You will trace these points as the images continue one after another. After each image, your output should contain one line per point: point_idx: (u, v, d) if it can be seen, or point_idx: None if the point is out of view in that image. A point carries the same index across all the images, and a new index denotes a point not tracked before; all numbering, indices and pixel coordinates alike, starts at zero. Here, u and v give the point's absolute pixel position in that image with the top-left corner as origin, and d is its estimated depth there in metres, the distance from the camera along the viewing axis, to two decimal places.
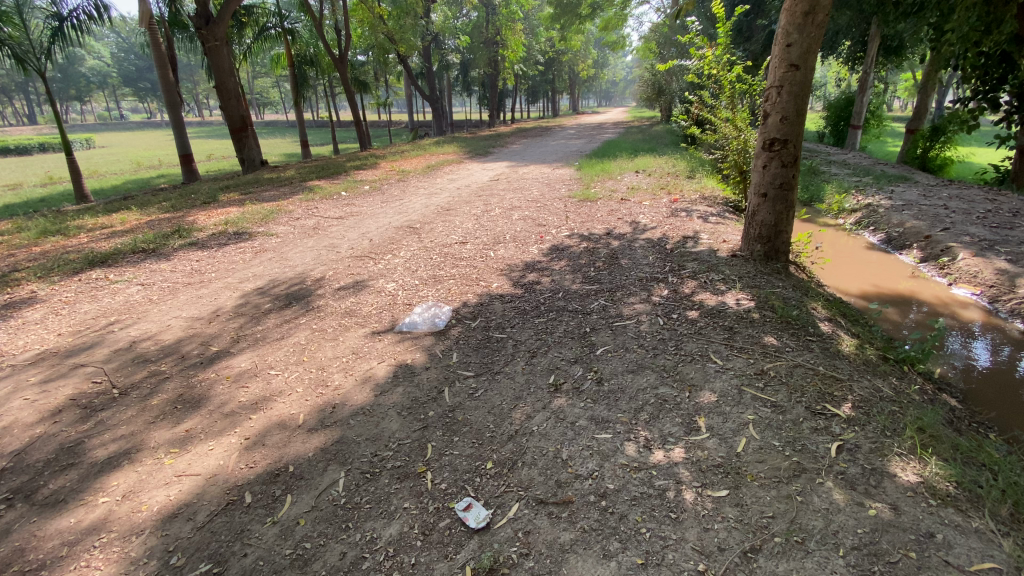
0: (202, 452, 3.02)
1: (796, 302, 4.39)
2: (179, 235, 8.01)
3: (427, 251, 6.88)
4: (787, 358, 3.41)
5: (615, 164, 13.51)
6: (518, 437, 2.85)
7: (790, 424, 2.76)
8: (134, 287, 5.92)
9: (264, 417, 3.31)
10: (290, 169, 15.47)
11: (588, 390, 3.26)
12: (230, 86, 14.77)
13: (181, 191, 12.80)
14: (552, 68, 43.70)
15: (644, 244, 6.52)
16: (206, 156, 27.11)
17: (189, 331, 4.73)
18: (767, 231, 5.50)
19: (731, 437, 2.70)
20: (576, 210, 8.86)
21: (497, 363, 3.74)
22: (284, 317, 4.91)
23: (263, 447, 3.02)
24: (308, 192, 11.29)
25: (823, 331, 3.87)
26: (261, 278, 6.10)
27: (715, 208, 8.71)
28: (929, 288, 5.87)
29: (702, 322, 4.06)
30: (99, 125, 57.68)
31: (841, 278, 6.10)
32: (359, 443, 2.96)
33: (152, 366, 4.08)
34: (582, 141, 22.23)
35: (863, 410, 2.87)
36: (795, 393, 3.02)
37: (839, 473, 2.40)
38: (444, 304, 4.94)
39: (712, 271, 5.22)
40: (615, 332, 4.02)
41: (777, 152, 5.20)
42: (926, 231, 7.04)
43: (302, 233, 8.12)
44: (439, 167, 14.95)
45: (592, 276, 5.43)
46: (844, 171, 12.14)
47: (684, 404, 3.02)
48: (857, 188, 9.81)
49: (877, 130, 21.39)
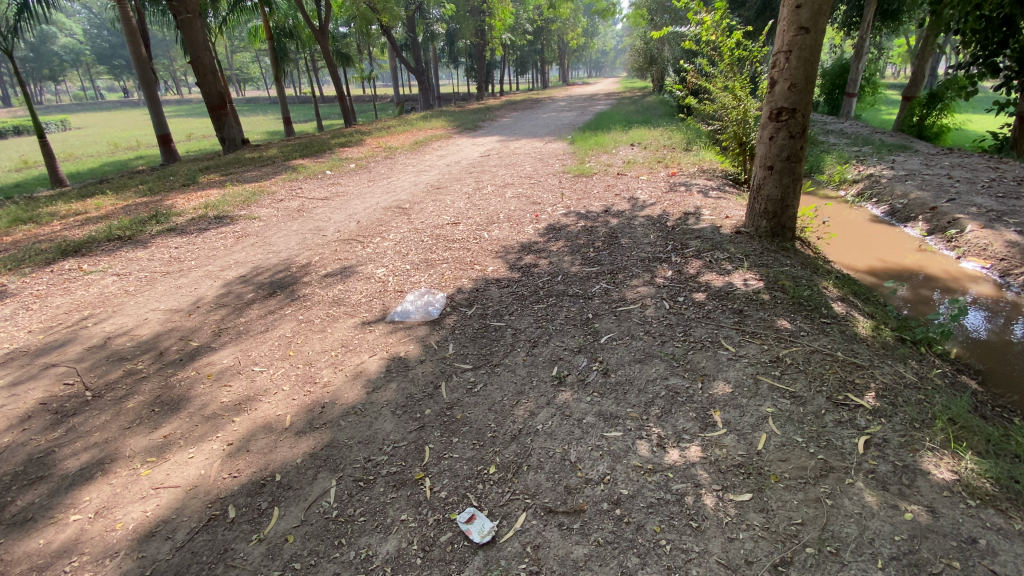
0: (181, 461, 2.81)
1: (806, 281, 4.20)
2: (157, 220, 7.63)
3: (418, 233, 6.60)
4: (802, 343, 3.24)
5: (609, 137, 13.12)
6: (522, 437, 2.66)
7: (812, 417, 2.59)
8: (109, 278, 5.61)
9: (248, 420, 3.10)
10: (274, 147, 14.92)
11: (594, 382, 3.07)
12: (207, 61, 14.04)
13: (160, 173, 12.28)
14: (541, 38, 42.50)
15: (644, 221, 6.28)
16: (186, 135, 26.20)
17: (168, 325, 4.46)
18: (773, 206, 5.27)
19: (750, 433, 2.53)
20: (572, 187, 8.55)
21: (495, 354, 3.53)
22: (268, 308, 4.64)
23: (248, 454, 2.81)
24: (291, 172, 10.85)
25: (837, 313, 3.69)
26: (244, 266, 5.81)
27: (715, 181, 8.45)
28: (937, 262, 5.70)
29: (710, 306, 3.86)
30: (72, 105, 55.62)
31: (847, 253, 5.92)
32: (351, 447, 2.76)
33: (128, 365, 3.83)
34: (573, 114, 21.68)
35: (888, 399, 2.70)
36: (815, 382, 2.85)
37: (869, 472, 2.25)
38: (437, 290, 4.69)
39: (717, 249, 5.00)
40: (619, 318, 3.82)
41: (785, 123, 4.94)
42: (932, 202, 6.85)
43: (286, 216, 7.77)
44: (427, 143, 14.48)
45: (591, 257, 5.19)
46: (842, 141, 11.88)
47: (698, 397, 2.83)
48: (858, 158, 9.58)
49: (872, 98, 21.05)
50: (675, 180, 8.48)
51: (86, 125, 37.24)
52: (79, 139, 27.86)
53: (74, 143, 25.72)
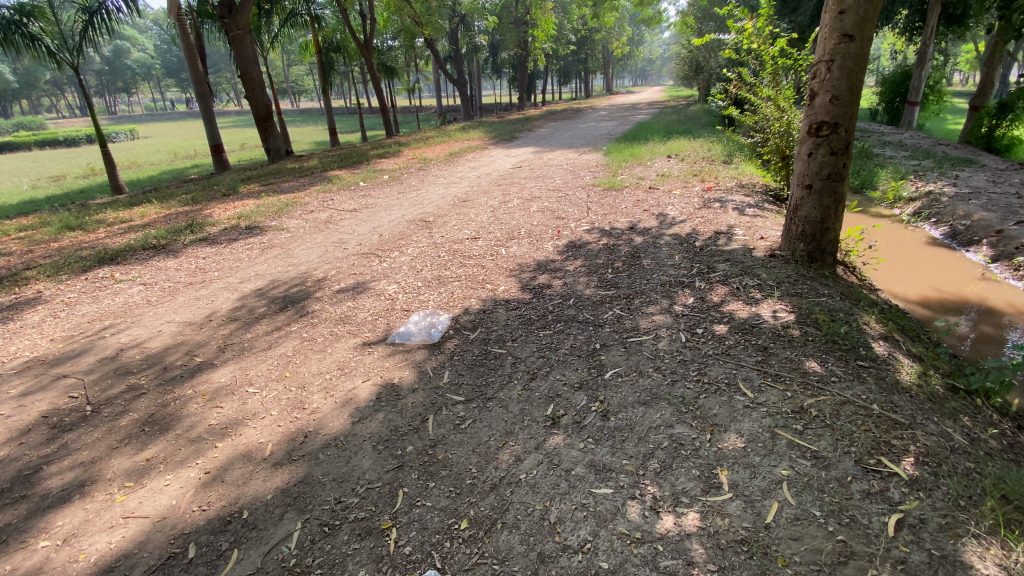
0: (156, 488, 2.75)
1: (844, 315, 3.76)
2: (191, 230, 7.87)
3: (436, 247, 6.49)
4: (832, 391, 2.85)
5: (646, 149, 12.70)
6: (501, 488, 2.43)
7: (835, 486, 2.23)
8: (135, 287, 5.78)
9: (229, 446, 3.01)
10: (314, 158, 15.35)
11: (590, 425, 2.80)
12: (255, 76, 14.59)
13: (206, 182, 12.83)
14: (585, 48, 42.23)
15: (670, 241, 5.91)
16: (239, 145, 27.52)
17: (178, 338, 4.50)
18: (811, 228, 4.81)
19: (759, 501, 2.20)
20: (600, 201, 8.25)
21: (490, 386, 3.30)
22: (275, 324, 4.61)
23: (221, 485, 2.71)
24: (326, 183, 11.06)
25: (877, 355, 3.26)
26: (262, 278, 5.85)
27: (753, 197, 7.93)
28: (1002, 292, 5.06)
29: (732, 341, 3.50)
30: (144, 116, 59.85)
31: (895, 280, 5.37)
32: (324, 485, 2.61)
33: (131, 380, 3.86)
34: (613, 124, 21.27)
35: (931, 468, 2.30)
36: (843, 441, 2.48)
37: (898, 563, 1.89)
38: (443, 311, 4.53)
39: (746, 275, 4.60)
40: (629, 351, 3.52)
41: (826, 138, 4.51)
42: (1000, 224, 6.15)
43: (312, 228, 7.87)
44: (462, 154, 14.50)
45: (608, 279, 4.90)
46: (900, 154, 11.01)
47: (704, 451, 2.52)
48: (916, 173, 8.81)
49: (936, 108, 19.58)
50: (710, 195, 8.02)
51: (152, 135, 39.83)
52: (145, 147, 29.88)
53: (140, 152, 27.51)
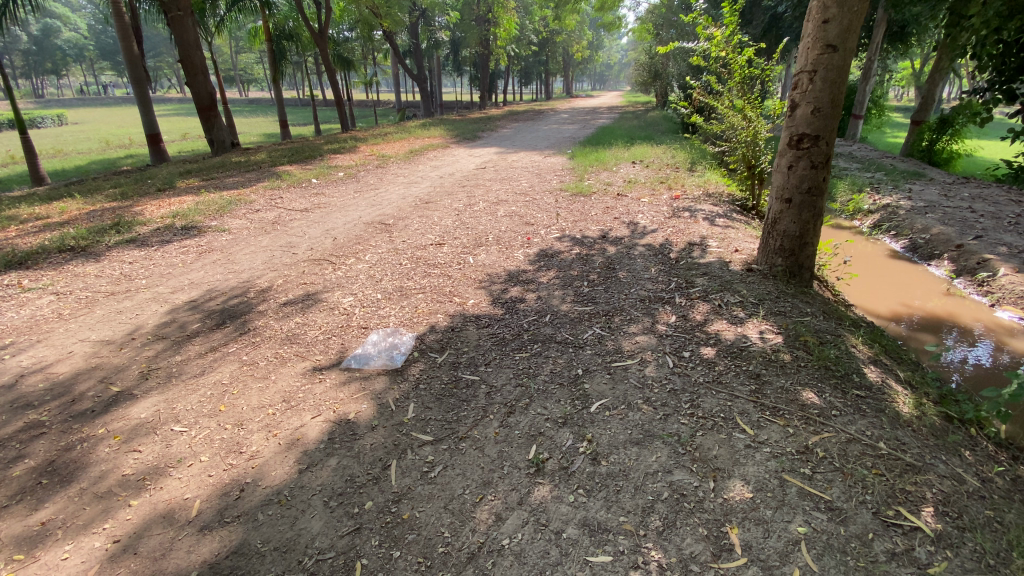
0: (49, 564, 2.18)
1: (832, 338, 3.60)
2: (118, 229, 7.01)
3: (397, 254, 6.00)
4: (835, 427, 2.66)
5: (611, 154, 12.56)
6: (481, 559, 2.09)
7: (857, 547, 2.01)
8: (46, 297, 5.00)
9: (148, 504, 2.48)
10: (263, 151, 14.36)
11: (579, 472, 2.48)
12: (198, 61, 13.48)
13: (139, 175, 11.70)
14: (546, 49, 42.22)
15: (645, 252, 5.70)
16: (181, 135, 25.66)
17: (92, 362, 3.83)
18: (790, 243, 4.69)
19: (778, 567, 1.95)
20: (568, 207, 7.99)
21: (462, 423, 2.93)
22: (210, 343, 4.02)
23: (135, 557, 2.19)
24: (274, 179, 10.27)
25: (872, 382, 3.10)
26: (199, 287, 5.21)
27: (721, 207, 7.88)
28: (967, 310, 5.14)
29: (721, 367, 3.27)
30: (74, 100, 55.25)
31: (866, 295, 5.41)
32: (266, 557, 2.16)
33: (29, 415, 3.20)
34: (576, 126, 21.19)
35: (952, 520, 2.12)
36: (856, 489, 2.28)
37: None
38: (405, 329, 4.09)
39: (726, 291, 4.41)
40: (615, 379, 3.21)
41: (806, 151, 4.38)
42: (957, 239, 6.31)
43: (258, 229, 7.19)
44: (423, 152, 13.94)
45: (585, 293, 4.60)
46: (852, 166, 11.36)
47: (709, 503, 2.25)
48: (872, 185, 9.05)
49: (877, 120, 20.60)
50: (679, 204, 7.91)
51: (82, 121, 36.66)
52: (73, 135, 27.39)
53: (66, 140, 25.17)
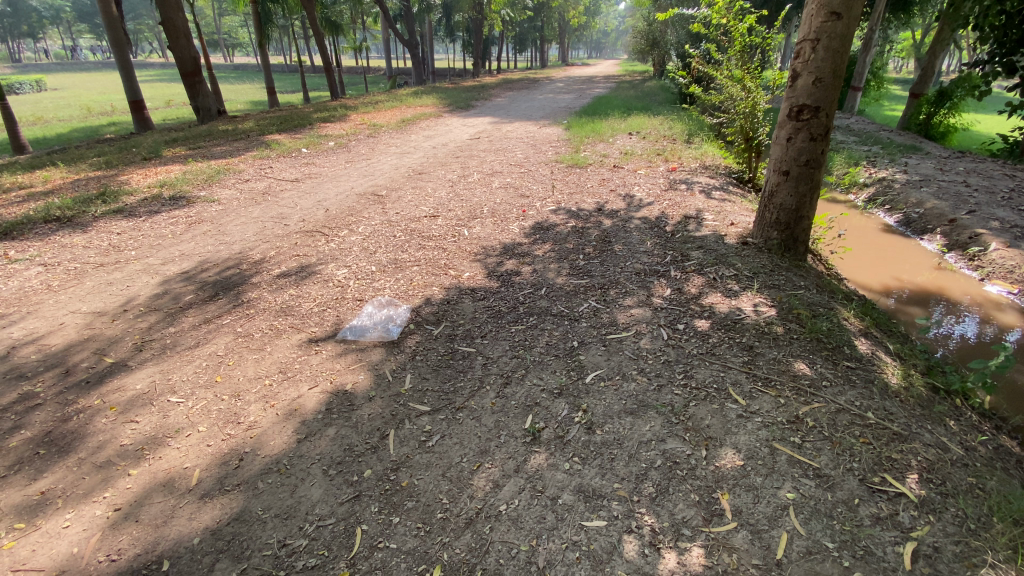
0: (51, 531, 2.20)
1: (824, 310, 3.64)
2: (104, 199, 6.85)
3: (390, 226, 5.93)
4: (824, 397, 2.72)
5: (607, 124, 12.35)
6: (479, 524, 2.14)
7: (843, 511, 2.08)
8: (34, 269, 4.91)
9: (147, 474, 2.50)
10: (251, 120, 13.98)
11: (574, 441, 2.53)
12: (180, 23, 12.96)
13: (124, 143, 11.38)
14: (541, 14, 40.98)
15: (641, 225, 5.67)
16: (165, 101, 24.90)
17: (85, 333, 3.80)
18: (786, 216, 4.67)
19: (767, 531, 2.02)
20: (564, 179, 7.90)
21: (459, 393, 2.96)
22: (204, 315, 4.00)
23: (136, 525, 2.22)
24: (263, 149, 10.03)
25: (862, 354, 3.15)
26: (191, 259, 5.14)
27: (718, 180, 7.83)
28: (957, 284, 5.21)
29: (715, 339, 3.31)
30: (52, 64, 53.22)
31: (859, 269, 5.45)
32: (266, 524, 2.19)
33: (24, 386, 3.19)
34: (571, 96, 20.77)
35: (935, 486, 2.20)
36: (844, 456, 2.34)
37: None
38: (401, 302, 4.08)
39: (721, 264, 4.41)
40: (609, 350, 3.24)
41: (806, 123, 4.33)
42: (951, 213, 6.33)
43: (248, 200, 7.06)
44: (415, 121, 13.64)
45: (580, 266, 4.59)
46: (849, 139, 11.28)
47: (701, 470, 2.30)
48: (868, 159, 9.01)
49: (876, 93, 20.35)
50: (676, 176, 7.84)
51: (62, 87, 35.40)
52: (52, 101, 26.48)
53: (46, 106, 24.36)
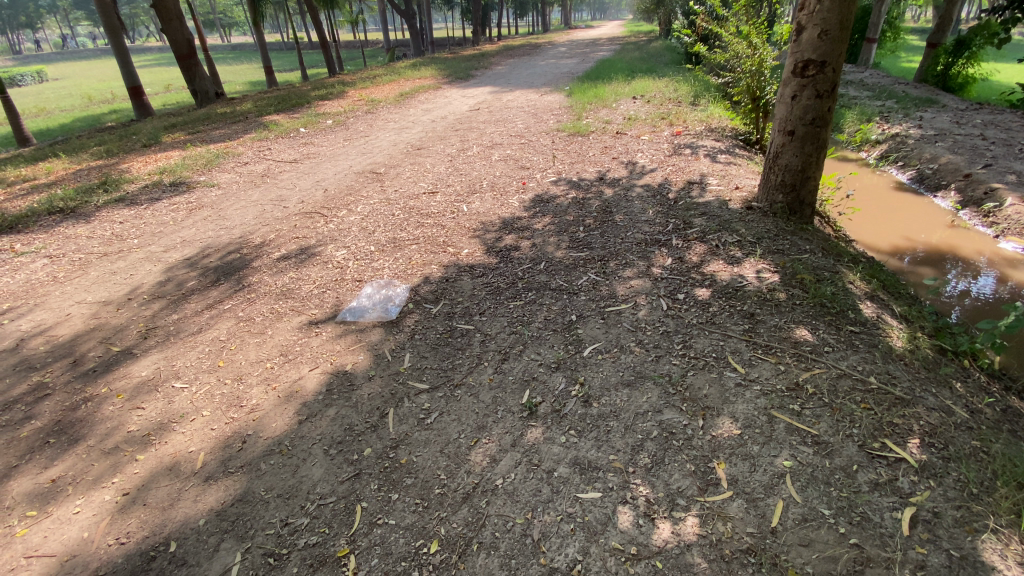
0: (64, 517, 2.28)
1: (829, 274, 3.55)
2: (106, 189, 6.87)
3: (389, 204, 5.88)
4: (826, 363, 2.67)
5: (610, 89, 11.99)
6: (475, 499, 2.16)
7: (840, 478, 2.07)
8: (40, 261, 4.98)
9: (153, 458, 2.56)
10: (249, 101, 13.82)
11: (571, 414, 2.53)
12: (171, 4, 12.70)
13: (124, 131, 11.36)
14: None
15: (643, 193, 5.55)
16: (164, 86, 24.70)
17: (92, 323, 3.86)
18: (791, 178, 4.52)
19: (763, 500, 2.01)
20: (565, 148, 7.73)
21: (457, 370, 2.96)
22: (206, 301, 4.03)
23: (144, 508, 2.28)
24: (262, 130, 9.94)
25: (867, 318, 3.08)
26: (193, 245, 5.16)
27: (724, 142, 7.59)
28: (970, 242, 5.07)
29: (715, 307, 3.26)
30: (51, 53, 52.90)
31: (868, 229, 5.31)
32: (268, 504, 2.24)
33: (35, 377, 3.26)
34: (574, 61, 20.15)
35: (937, 450, 2.17)
36: (844, 423, 2.31)
37: (917, 568, 1.75)
38: (399, 281, 4.06)
39: (724, 230, 4.31)
40: (608, 323, 3.21)
41: (811, 79, 4.15)
42: (966, 168, 6.10)
43: (248, 183, 7.03)
44: (414, 95, 13.38)
45: (580, 238, 4.52)
46: (862, 94, 10.84)
47: (697, 440, 2.30)
48: (882, 114, 8.67)
49: (892, 44, 19.45)
50: (680, 140, 7.62)
51: (62, 76, 35.29)
52: (53, 91, 26.43)
53: (48, 96, 24.33)
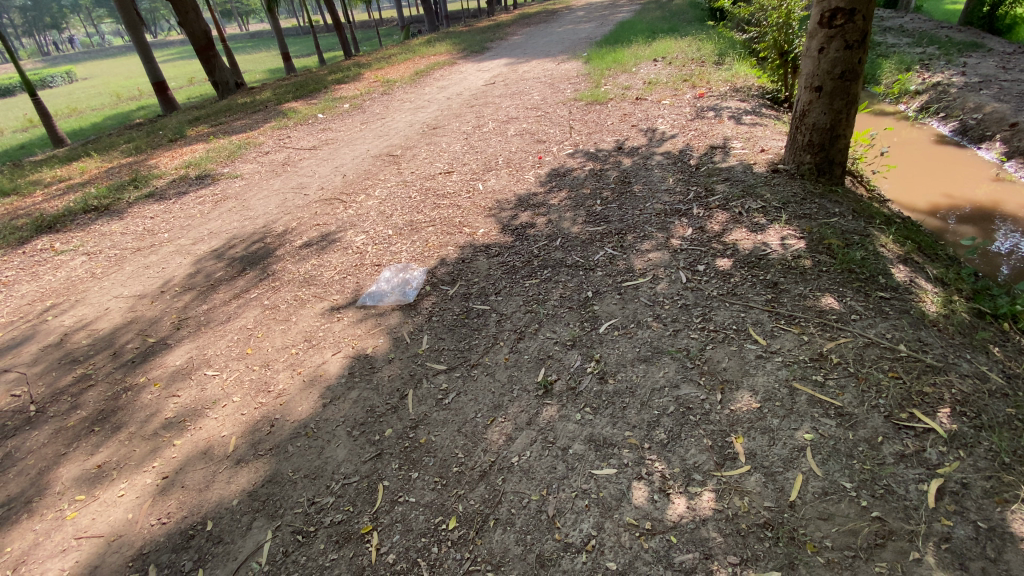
0: (110, 500, 2.45)
1: (859, 238, 3.38)
2: (136, 185, 7.10)
3: (405, 187, 5.88)
4: (852, 332, 2.57)
5: (629, 53, 11.52)
6: (492, 476, 2.21)
7: (864, 450, 2.02)
8: (79, 258, 5.22)
9: (189, 443, 2.70)
10: (267, 89, 13.92)
11: (587, 392, 2.53)
12: None
13: (150, 127, 11.64)
14: None
15: (662, 161, 5.37)
16: (187, 79, 25.13)
17: (128, 316, 4.05)
18: (820, 137, 4.27)
19: (781, 473, 1.99)
20: (583, 118, 7.53)
21: (474, 351, 2.99)
22: (233, 291, 4.15)
23: (182, 490, 2.43)
24: (280, 118, 10.02)
25: (899, 283, 2.93)
26: (219, 236, 5.31)
27: (750, 102, 7.24)
28: (1016, 197, 4.79)
29: (736, 278, 3.16)
30: (80, 54, 54.36)
31: (905, 187, 5.05)
32: (296, 484, 2.34)
33: (79, 369, 3.46)
34: (592, 25, 19.39)
35: (969, 419, 2.08)
36: (870, 393, 2.24)
37: (942, 541, 1.71)
38: (417, 264, 4.09)
39: (748, 196, 4.13)
40: (625, 298, 3.16)
41: (840, 29, 3.88)
42: (1015, 116, 5.69)
43: (269, 172, 7.14)
44: (429, 72, 13.22)
45: (597, 212, 4.43)
46: (901, 41, 10.13)
47: (715, 415, 2.27)
48: (922, 62, 8.09)
49: None
50: (703, 103, 7.30)
51: (92, 75, 36.25)
52: (84, 91, 27.24)
53: (79, 97, 25.09)
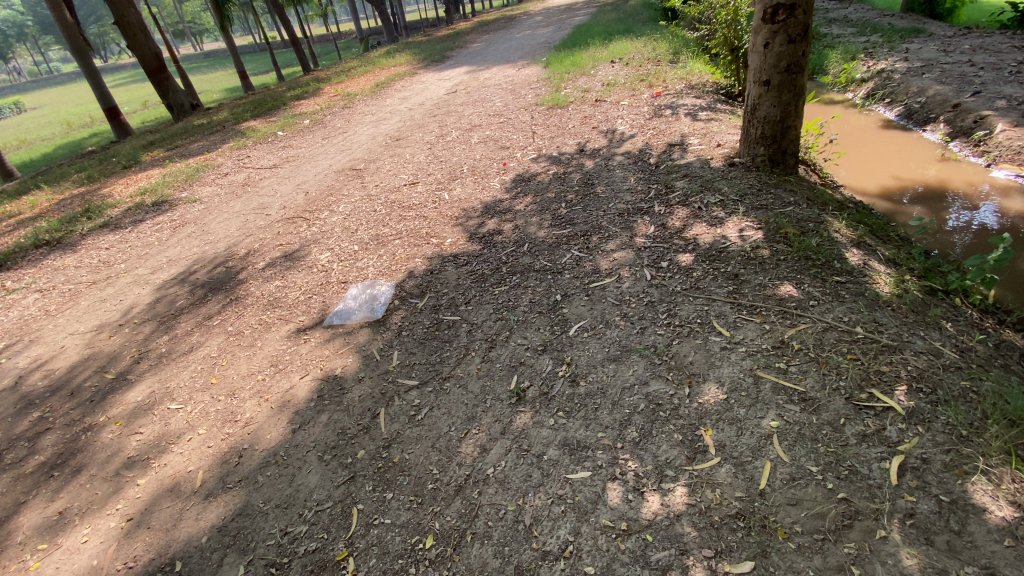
0: (72, 548, 2.33)
1: (814, 225, 3.47)
2: (89, 216, 6.83)
3: (370, 200, 5.81)
4: (812, 317, 2.64)
5: (588, 55, 11.68)
6: (468, 490, 2.19)
7: (828, 432, 2.07)
8: (31, 296, 4.99)
9: (154, 481, 2.60)
10: (224, 109, 13.58)
11: (559, 396, 2.54)
12: (133, 19, 12.40)
13: (102, 154, 11.23)
14: None
15: (624, 160, 5.45)
16: (140, 103, 24.40)
17: (86, 353, 3.88)
18: (771, 129, 4.39)
19: (751, 463, 2.03)
20: (545, 122, 7.59)
21: (445, 363, 2.96)
22: (196, 318, 4.02)
23: (149, 531, 2.33)
24: (239, 138, 9.79)
25: (853, 266, 3.03)
26: (179, 262, 5.15)
27: (705, 99, 7.39)
28: (962, 175, 5.03)
29: (699, 272, 3.21)
30: (25, 82, 52.32)
31: (858, 172, 5.22)
32: (267, 515, 2.27)
33: (35, 413, 3.30)
34: (550, 29, 19.57)
35: (925, 396, 2.16)
36: (830, 376, 2.30)
37: (906, 517, 1.76)
38: (383, 279, 4.04)
39: (707, 190, 4.22)
40: (592, 299, 3.18)
41: (782, 24, 4.00)
42: (954, 99, 5.99)
43: (229, 194, 6.97)
44: (390, 83, 13.14)
45: (562, 215, 4.45)
46: (846, 31, 10.52)
47: (684, 409, 2.30)
48: (866, 50, 8.42)
49: None
50: (660, 101, 7.44)
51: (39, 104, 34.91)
52: (30, 121, 26.14)
53: (26, 127, 24.09)
